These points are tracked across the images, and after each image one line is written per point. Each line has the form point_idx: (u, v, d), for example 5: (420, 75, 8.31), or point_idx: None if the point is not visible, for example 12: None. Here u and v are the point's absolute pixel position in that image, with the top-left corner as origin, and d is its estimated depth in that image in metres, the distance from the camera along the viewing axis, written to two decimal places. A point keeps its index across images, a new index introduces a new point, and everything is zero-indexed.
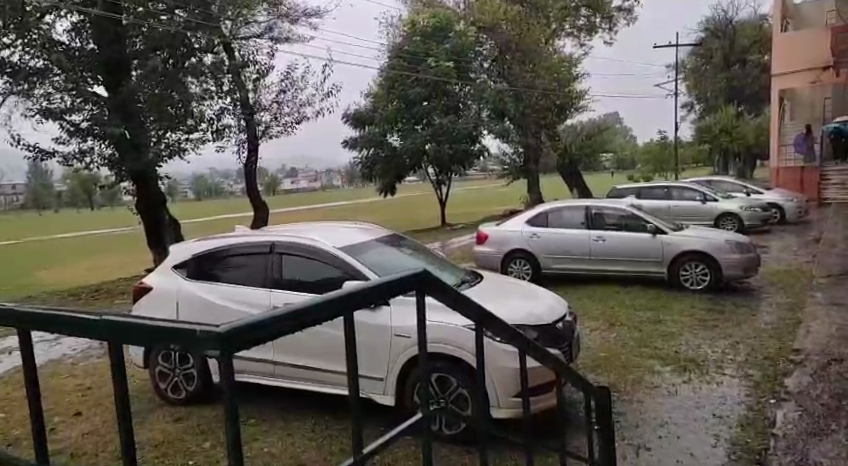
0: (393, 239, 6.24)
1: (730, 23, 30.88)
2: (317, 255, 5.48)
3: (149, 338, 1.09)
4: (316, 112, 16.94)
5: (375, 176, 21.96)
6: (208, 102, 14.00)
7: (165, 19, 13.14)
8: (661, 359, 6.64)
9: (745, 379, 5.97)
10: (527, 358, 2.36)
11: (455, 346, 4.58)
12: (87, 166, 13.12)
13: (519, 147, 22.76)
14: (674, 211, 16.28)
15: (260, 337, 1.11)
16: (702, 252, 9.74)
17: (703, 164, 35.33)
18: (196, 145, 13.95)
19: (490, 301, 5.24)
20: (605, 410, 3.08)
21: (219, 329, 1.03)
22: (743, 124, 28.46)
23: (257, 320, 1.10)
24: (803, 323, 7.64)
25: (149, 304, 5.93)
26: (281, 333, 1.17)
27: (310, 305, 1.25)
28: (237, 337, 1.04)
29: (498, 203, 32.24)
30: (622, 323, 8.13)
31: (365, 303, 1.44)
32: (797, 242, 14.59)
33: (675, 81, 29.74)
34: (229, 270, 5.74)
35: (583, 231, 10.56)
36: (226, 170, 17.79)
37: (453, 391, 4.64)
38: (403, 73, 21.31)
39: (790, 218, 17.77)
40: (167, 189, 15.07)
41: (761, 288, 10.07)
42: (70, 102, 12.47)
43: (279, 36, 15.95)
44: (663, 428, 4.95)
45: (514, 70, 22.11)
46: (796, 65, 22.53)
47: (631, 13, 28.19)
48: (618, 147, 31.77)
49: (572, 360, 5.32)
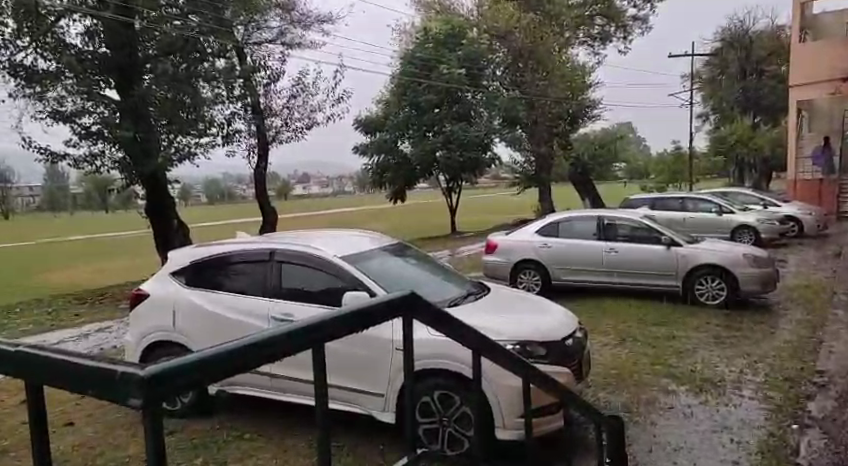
0: (397, 248, 6.04)
1: (747, 33, 30.51)
2: (319, 264, 5.30)
3: (68, 383, 0.89)
4: (326, 118, 16.85)
5: (385, 182, 21.66)
6: (219, 106, 13.82)
7: (178, 24, 13.04)
8: (676, 378, 6.39)
9: (765, 402, 5.71)
10: (530, 385, 2.14)
11: (457, 362, 4.37)
12: (97, 169, 12.95)
13: (530, 155, 22.51)
14: (688, 223, 15.99)
15: (194, 381, 0.91)
16: (718, 266, 9.46)
17: (717, 175, 34.82)
18: (206, 150, 13.78)
19: (497, 314, 5.01)
20: (616, 440, 2.83)
21: (144, 372, 0.83)
22: (760, 135, 27.92)
23: (192, 361, 0.92)
24: (824, 344, 7.37)
25: (145, 312, 5.75)
26: (227, 374, 0.98)
27: (267, 338, 1.07)
28: (166, 384, 0.84)
29: (508, 212, 31.97)
30: (635, 339, 7.88)
31: (337, 330, 1.25)
32: (815, 256, 14.26)
33: (689, 90, 29.36)
34: (231, 277, 5.57)
35: (595, 242, 10.30)
36: (238, 175, 17.66)
37: (455, 410, 4.43)
38: (415, 80, 21.20)
39: (809, 232, 17.35)
40: (178, 193, 14.94)
41: (779, 304, 9.78)
42: (81, 105, 12.38)
43: (291, 41, 15.80)
44: (678, 453, 4.71)
45: (527, 77, 21.85)
46: (814, 74, 22.29)
47: (647, 22, 27.88)
48: (632, 156, 31.34)
49: (582, 377, 5.06)
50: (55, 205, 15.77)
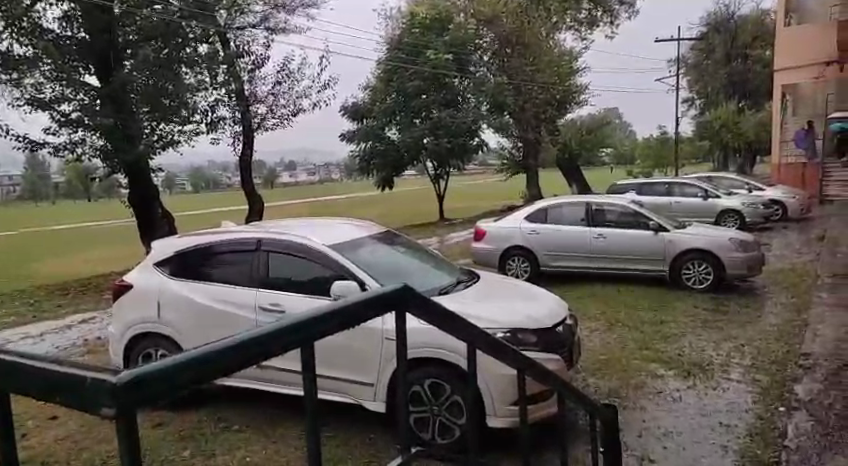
0: (386, 236, 5.97)
1: (732, 18, 30.72)
2: (307, 254, 5.23)
3: (34, 390, 0.82)
4: (313, 105, 16.63)
5: (372, 170, 21.32)
6: (202, 94, 13.66)
7: (159, 8, 12.77)
8: (663, 362, 6.41)
9: (752, 385, 5.77)
10: (524, 377, 2.09)
11: (446, 351, 4.34)
12: (78, 157, 12.66)
13: (518, 141, 22.71)
14: (674, 208, 16.07)
15: (169, 389, 0.85)
16: (705, 251, 9.52)
17: (701, 160, 35.02)
18: (189, 137, 13.59)
19: (487, 301, 4.98)
20: (610, 429, 2.81)
21: (117, 379, 0.77)
22: (744, 120, 28.13)
23: (173, 366, 0.86)
24: (809, 327, 7.46)
25: (129, 304, 5.65)
26: (204, 379, 0.91)
27: (250, 338, 1.01)
28: (140, 388, 0.78)
29: (496, 198, 31.96)
30: (623, 324, 7.89)
31: (324, 327, 1.20)
32: (798, 240, 14.40)
33: (676, 75, 29.41)
34: (218, 267, 5.48)
35: (583, 228, 10.30)
36: (223, 163, 17.42)
37: (446, 399, 4.40)
38: (401, 66, 20.87)
39: (793, 216, 17.49)
40: (161, 182, 14.71)
41: (765, 287, 9.87)
42: (59, 92, 12.04)
43: (275, 26, 15.55)
44: (667, 437, 4.74)
45: (514, 64, 22.09)
46: (799, 58, 22.36)
47: (633, 7, 27.87)
48: (618, 142, 31.38)
49: (573, 366, 5.05)
50: (34, 195, 15.39)
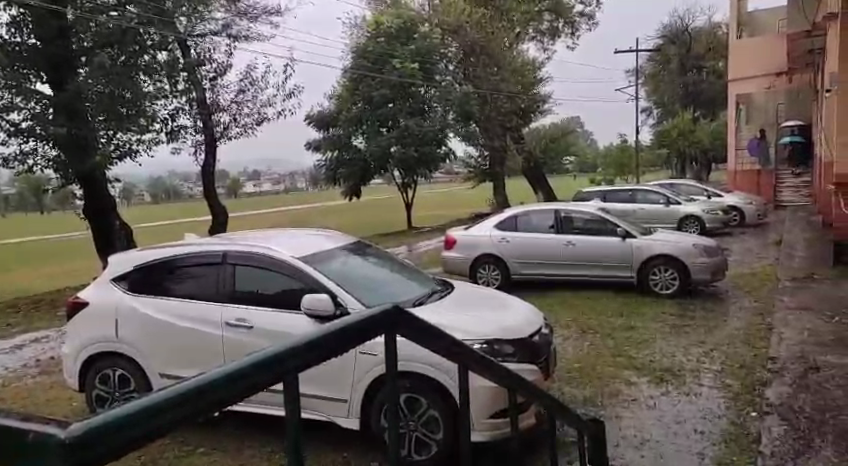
0: (357, 246, 5.82)
1: (687, 29, 31.68)
2: (275, 266, 5.06)
3: None
4: (278, 113, 16.35)
5: (339, 179, 21.10)
6: (162, 101, 13.27)
7: (115, 14, 12.37)
8: (636, 369, 6.41)
9: (723, 390, 5.79)
10: (514, 394, 1.99)
11: (424, 364, 4.21)
12: (29, 168, 12.15)
13: (485, 149, 22.98)
14: (639, 215, 16.29)
15: (125, 441, 0.70)
16: (672, 257, 9.64)
17: (661, 167, 35.84)
18: (148, 146, 13.16)
19: (462, 312, 4.89)
20: (599, 446, 2.74)
21: (67, 434, 0.63)
22: (701, 129, 28.87)
23: (130, 414, 0.72)
24: (774, 329, 7.59)
25: (84, 322, 5.35)
26: (169, 426, 0.77)
27: (225, 375, 0.88)
28: (91, 447, 0.64)
29: (462, 206, 32.08)
30: (594, 332, 7.89)
31: (309, 357, 1.08)
32: (758, 244, 14.77)
33: (635, 86, 30.04)
34: (180, 281, 5.25)
35: (552, 236, 10.32)
36: (184, 172, 16.99)
37: (423, 413, 4.30)
38: (367, 75, 20.67)
39: (751, 221, 17.98)
40: (120, 193, 14.25)
41: (729, 291, 10.04)
42: (8, 100, 11.53)
43: (237, 34, 15.20)
44: (646, 446, 4.69)
45: (479, 72, 22.36)
46: (750, 68, 23.08)
47: (592, 18, 28.42)
48: (580, 150, 31.82)
49: (550, 375, 5.00)
50: None
